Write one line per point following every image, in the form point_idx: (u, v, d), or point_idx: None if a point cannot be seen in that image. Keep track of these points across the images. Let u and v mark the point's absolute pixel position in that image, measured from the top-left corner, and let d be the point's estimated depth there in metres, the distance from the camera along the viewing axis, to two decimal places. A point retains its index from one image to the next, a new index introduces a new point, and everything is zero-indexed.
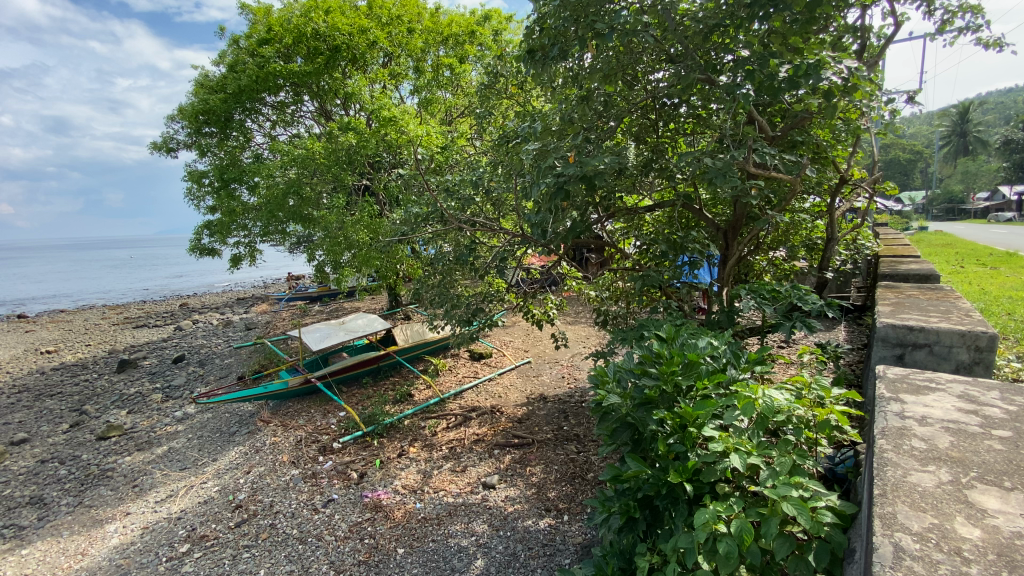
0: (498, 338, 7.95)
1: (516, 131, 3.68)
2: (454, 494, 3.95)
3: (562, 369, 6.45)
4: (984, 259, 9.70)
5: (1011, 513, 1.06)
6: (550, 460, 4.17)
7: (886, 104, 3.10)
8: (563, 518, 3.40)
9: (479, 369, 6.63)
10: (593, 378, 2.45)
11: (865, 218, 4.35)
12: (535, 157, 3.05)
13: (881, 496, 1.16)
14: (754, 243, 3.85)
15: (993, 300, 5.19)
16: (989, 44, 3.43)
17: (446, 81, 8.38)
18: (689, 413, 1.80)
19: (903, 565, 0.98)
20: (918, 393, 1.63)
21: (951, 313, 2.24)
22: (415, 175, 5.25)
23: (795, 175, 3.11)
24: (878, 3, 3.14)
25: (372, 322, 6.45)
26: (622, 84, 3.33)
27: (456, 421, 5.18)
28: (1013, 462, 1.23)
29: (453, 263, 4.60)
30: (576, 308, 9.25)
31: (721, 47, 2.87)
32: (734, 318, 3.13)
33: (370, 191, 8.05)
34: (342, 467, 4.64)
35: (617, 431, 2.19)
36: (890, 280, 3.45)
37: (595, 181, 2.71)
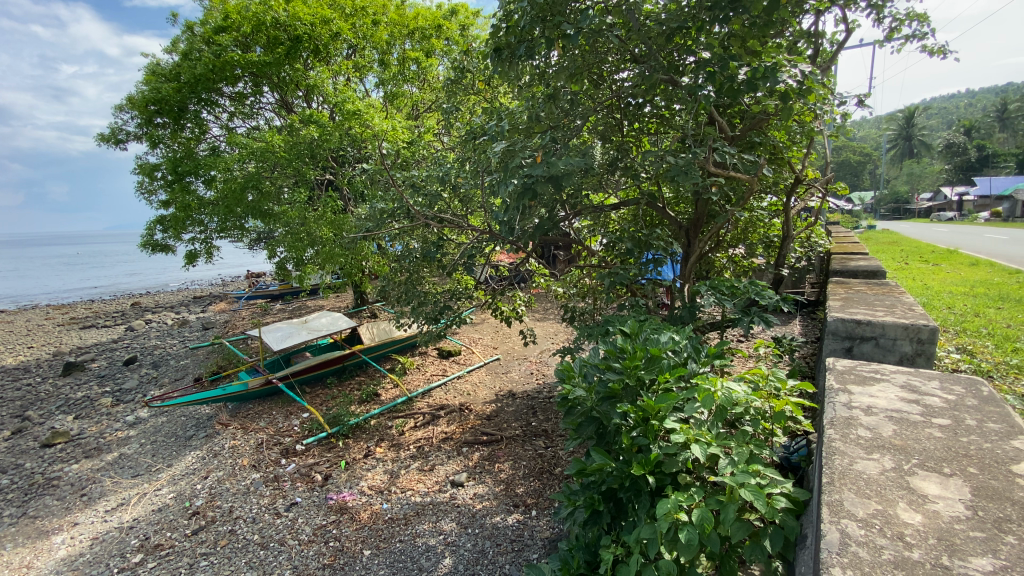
0: (467, 335, 7.92)
1: (482, 128, 3.65)
2: (422, 493, 3.90)
3: (530, 365, 6.47)
4: (926, 256, 10.22)
5: (950, 497, 1.12)
6: (518, 456, 4.18)
7: (838, 107, 3.24)
8: (531, 513, 3.41)
9: (448, 367, 6.58)
10: (559, 373, 2.45)
11: (819, 217, 4.54)
12: (502, 156, 3.02)
13: (829, 484, 1.21)
14: (715, 240, 3.96)
15: (933, 295, 5.49)
16: (933, 51, 3.63)
17: (412, 76, 8.24)
18: (651, 406, 1.83)
19: (849, 551, 1.01)
20: (865, 383, 1.71)
21: (895, 307, 2.36)
22: (380, 170, 5.15)
23: (753, 174, 3.22)
24: (831, 9, 3.27)
25: (336, 321, 6.29)
26: (588, 83, 3.35)
27: (424, 420, 5.12)
28: (951, 449, 1.30)
29: (420, 260, 4.55)
30: (544, 305, 9.30)
31: (683, 48, 2.92)
32: (695, 313, 3.21)
33: (334, 186, 7.86)
34: (306, 469, 4.52)
35: (582, 426, 2.21)
36: (841, 276, 3.61)
37: (562, 181, 2.72)
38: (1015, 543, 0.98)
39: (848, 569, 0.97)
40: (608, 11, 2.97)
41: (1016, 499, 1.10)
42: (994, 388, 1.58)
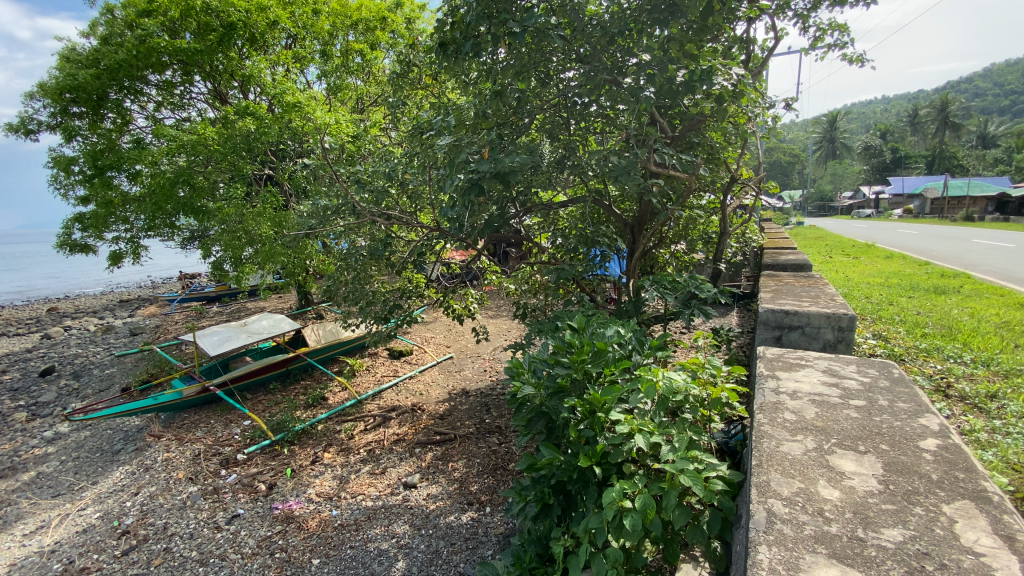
0: (418, 334, 7.80)
1: (429, 123, 3.58)
2: (373, 497, 3.80)
3: (483, 363, 6.44)
4: (848, 251, 10.97)
5: (865, 473, 1.21)
6: (472, 454, 4.16)
7: (768, 111, 3.43)
8: (485, 510, 3.40)
9: (399, 367, 6.45)
10: (509, 369, 2.45)
11: (753, 214, 4.78)
12: (448, 152, 2.98)
13: (758, 466, 1.27)
14: (658, 237, 4.09)
15: (853, 286, 5.93)
16: (852, 60, 3.91)
17: (356, 69, 7.96)
18: (598, 398, 1.86)
19: (775, 529, 1.07)
20: (791, 369, 1.82)
21: (819, 298, 2.52)
22: (323, 164, 4.96)
23: (691, 173, 3.35)
24: (762, 17, 3.45)
25: (278, 323, 6.02)
26: (535, 81, 3.35)
27: (375, 422, 5.00)
28: (865, 428, 1.40)
29: (368, 259, 4.42)
30: (496, 303, 9.29)
31: (626, 50, 2.94)
32: (641, 307, 3.31)
33: (274, 181, 7.51)
34: (248, 479, 4.30)
35: (532, 421, 2.21)
36: (772, 269, 3.83)
37: (509, 178, 2.72)
38: (921, 514, 1.06)
39: (774, 545, 1.02)
40: (552, 11, 2.99)
41: (920, 471, 1.20)
42: (903, 369, 1.73)
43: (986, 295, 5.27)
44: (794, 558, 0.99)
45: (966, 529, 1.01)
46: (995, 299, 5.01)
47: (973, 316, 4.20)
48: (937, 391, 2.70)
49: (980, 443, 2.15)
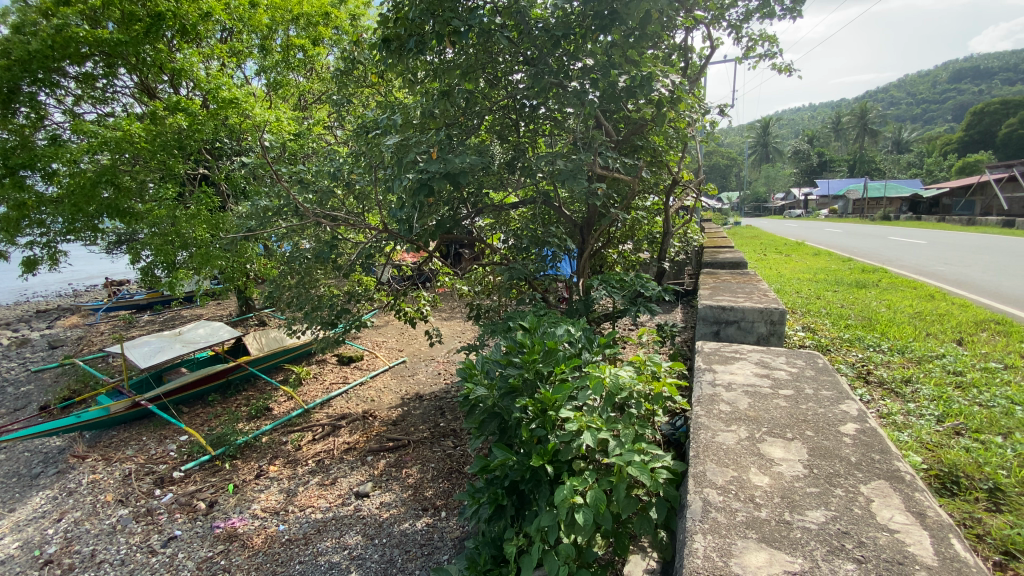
0: (369, 339, 7.61)
1: (375, 122, 3.49)
2: (323, 509, 3.66)
3: (437, 366, 6.36)
4: (783, 249, 11.58)
5: (791, 459, 1.28)
6: (426, 459, 4.08)
7: (705, 117, 3.59)
8: (440, 515, 3.35)
9: (348, 374, 6.26)
10: (461, 371, 2.42)
11: (694, 215, 4.98)
12: (395, 152, 2.92)
13: (695, 457, 1.32)
14: (607, 238, 4.18)
15: (785, 282, 6.30)
16: (781, 70, 4.17)
17: (297, 64, 7.64)
18: (548, 397, 1.87)
19: (709, 517, 1.10)
20: (727, 362, 1.91)
21: (753, 293, 2.66)
22: (263, 163, 4.74)
23: (634, 176, 3.45)
24: (699, 26, 3.60)
25: (216, 331, 5.71)
26: (483, 82, 3.32)
27: (324, 431, 4.83)
28: (792, 416, 1.48)
29: (313, 262, 4.26)
30: (449, 305, 9.20)
31: (570, 54, 2.97)
32: (591, 306, 3.37)
33: (210, 181, 7.10)
34: (186, 498, 4.04)
35: (484, 423, 2.19)
36: (713, 267, 4.00)
37: (458, 178, 2.68)
38: (842, 495, 1.13)
39: (709, 533, 1.06)
40: (498, 12, 2.98)
41: (841, 455, 1.28)
42: (827, 359, 1.84)
43: (901, 288, 5.74)
44: (727, 544, 1.03)
45: (882, 507, 1.08)
46: (909, 291, 5.47)
47: (889, 307, 4.55)
48: (859, 378, 2.91)
49: (896, 424, 2.34)
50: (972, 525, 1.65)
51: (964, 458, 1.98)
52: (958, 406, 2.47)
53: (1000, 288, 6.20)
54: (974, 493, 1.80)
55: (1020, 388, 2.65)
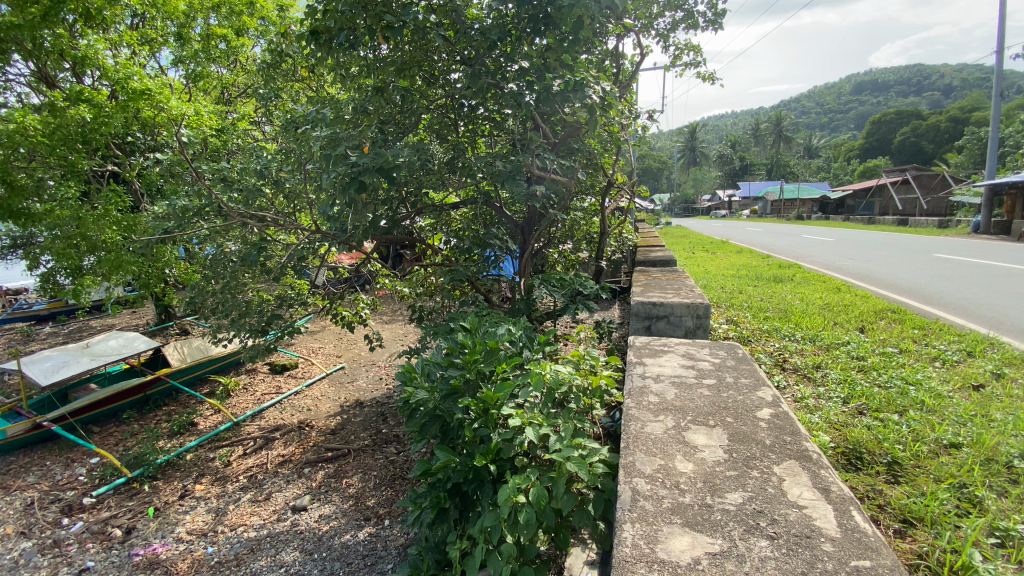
0: (305, 346, 7.27)
1: (305, 118, 3.33)
2: (256, 527, 3.45)
3: (378, 371, 6.18)
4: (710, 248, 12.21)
5: (712, 445, 1.34)
6: (368, 467, 3.95)
7: (635, 121, 3.74)
8: (383, 523, 3.25)
9: (282, 383, 5.95)
10: (401, 375, 2.35)
11: (629, 215, 5.16)
12: (324, 147, 2.80)
13: (626, 448, 1.35)
14: (547, 238, 4.24)
15: (712, 278, 6.66)
16: (704, 78, 4.41)
17: (218, 55, 7.11)
18: (490, 396, 1.86)
19: (638, 506, 1.13)
20: (656, 355, 1.99)
21: (682, 289, 2.79)
22: (180, 159, 4.40)
23: (570, 177, 3.52)
24: (629, 34, 3.74)
25: (131, 342, 5.24)
26: (419, 80, 3.26)
27: (256, 445, 4.56)
28: (714, 404, 1.56)
29: (240, 265, 4.00)
30: (389, 307, 8.97)
31: (507, 55, 2.98)
32: (532, 304, 3.40)
33: (121, 178, 6.51)
34: (99, 525, 3.67)
35: (426, 426, 2.15)
36: (647, 265, 4.17)
37: (393, 175, 2.61)
38: (757, 476, 1.20)
39: (637, 522, 1.08)
40: (434, 10, 2.94)
41: (757, 438, 1.36)
42: (746, 349, 1.96)
43: (813, 282, 6.22)
44: (653, 531, 1.06)
45: (792, 485, 1.16)
46: (819, 285, 5.95)
47: (803, 300, 4.93)
48: (776, 365, 3.13)
49: (809, 407, 2.53)
50: (874, 496, 1.81)
51: (866, 435, 2.18)
52: (861, 387, 2.71)
53: (897, 280, 6.84)
54: (875, 467, 1.98)
55: (911, 369, 2.96)
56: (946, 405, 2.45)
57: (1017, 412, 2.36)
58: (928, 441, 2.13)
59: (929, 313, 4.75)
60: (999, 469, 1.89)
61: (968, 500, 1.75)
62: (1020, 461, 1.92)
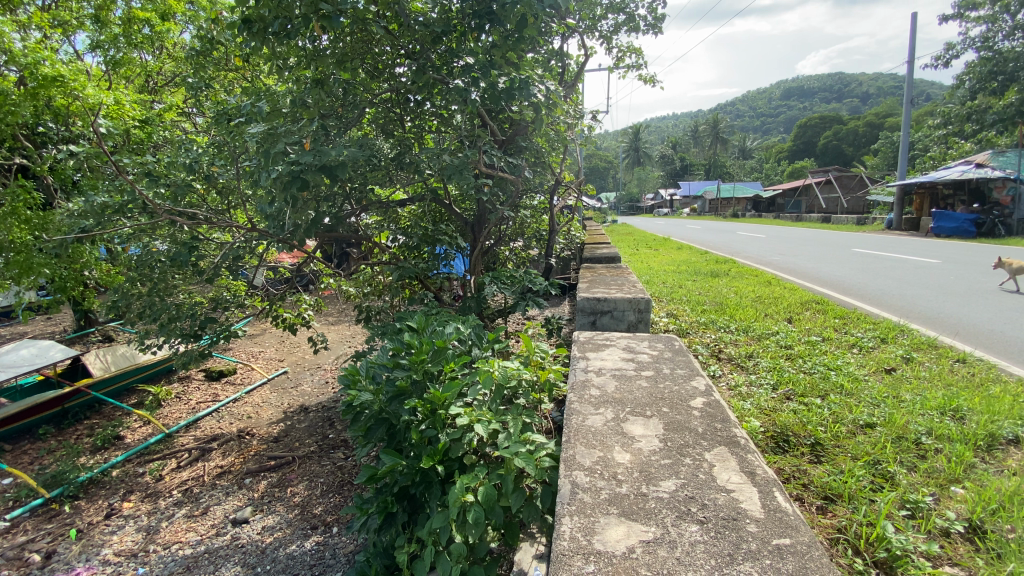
0: (244, 350, 6.92)
1: (238, 109, 3.15)
2: (193, 543, 3.24)
3: (323, 375, 5.96)
4: (652, 245, 12.60)
5: (649, 435, 1.38)
6: (314, 474, 3.81)
7: (580, 121, 3.81)
8: (331, 531, 3.14)
9: (220, 390, 5.63)
10: (343, 378, 2.26)
11: (576, 213, 5.24)
12: (261, 142, 2.63)
13: (566, 442, 1.37)
14: (496, 236, 4.24)
15: (654, 274, 6.87)
16: (646, 80, 4.55)
17: (141, 41, 6.52)
18: (437, 396, 1.82)
19: (577, 499, 1.14)
20: (599, 350, 2.02)
21: (625, 285, 2.86)
22: (99, 152, 4.05)
23: (519, 174, 3.53)
24: (573, 34, 3.80)
25: (46, 350, 4.76)
26: (362, 73, 3.15)
27: (191, 457, 4.29)
28: (651, 395, 1.61)
29: (170, 266, 3.74)
30: (334, 308, 8.70)
31: (452, 51, 2.96)
32: (482, 302, 3.37)
33: (31, 172, 5.92)
34: (10, 552, 3.32)
35: (371, 430, 2.08)
36: (594, 262, 4.25)
37: (336, 172, 2.52)
38: (690, 463, 1.24)
39: (575, 515, 1.09)
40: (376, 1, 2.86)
41: (690, 427, 1.41)
42: (682, 341, 2.04)
43: (747, 276, 6.56)
44: (591, 523, 1.07)
45: (721, 471, 1.21)
46: (752, 279, 6.27)
47: (737, 293, 5.19)
48: (712, 356, 3.28)
49: (742, 395, 2.65)
50: (799, 476, 1.92)
51: (792, 418, 2.32)
52: (788, 374, 2.89)
53: (821, 274, 7.33)
54: (800, 449, 2.10)
55: (832, 356, 3.18)
56: (862, 388, 2.64)
57: (922, 392, 2.59)
58: (847, 422, 2.29)
59: (848, 303, 5.11)
60: (908, 446, 2.07)
61: (881, 475, 1.90)
62: (926, 438, 2.11)
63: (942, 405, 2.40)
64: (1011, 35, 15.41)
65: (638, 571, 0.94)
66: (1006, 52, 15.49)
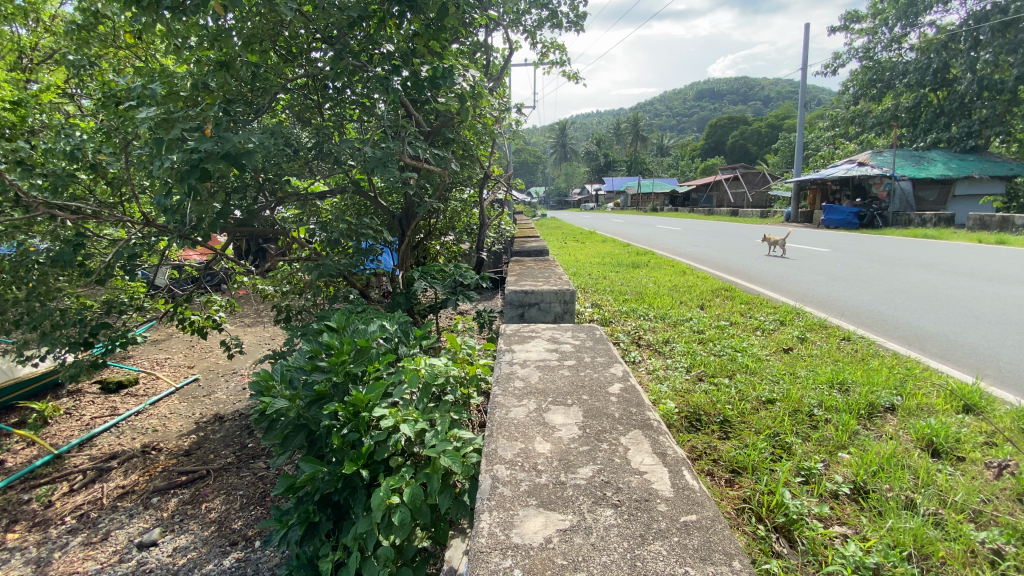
0: (148, 357, 6.31)
1: (128, 90, 2.83)
2: (91, 573, 2.90)
3: (240, 381, 5.58)
4: (573, 241, 11.93)
5: (569, 423, 1.41)
6: (232, 487, 3.55)
7: (506, 114, 3.81)
8: (253, 545, 2.94)
9: (121, 402, 5.10)
10: (257, 384, 2.11)
11: (506, 207, 5.26)
12: (154, 128, 2.37)
13: (488, 436, 1.36)
14: (424, 231, 4.16)
15: (580, 266, 7.09)
16: (570, 76, 4.64)
17: (11, 12, 5.61)
18: (360, 398, 1.74)
19: (497, 493, 1.14)
20: (524, 341, 2.04)
21: (551, 277, 2.91)
22: None
23: (445, 168, 3.47)
24: (498, 26, 3.79)
25: None
26: (273, 56, 2.97)
27: (86, 478, 3.84)
28: (572, 383, 1.64)
29: (51, 265, 3.30)
30: (252, 309, 8.16)
31: (372, 37, 2.83)
32: (412, 298, 3.29)
33: None
34: None
35: (289, 437, 1.95)
36: (524, 255, 4.30)
37: (243, 161, 2.33)
38: (606, 448, 1.28)
39: (494, 510, 1.08)
40: None
41: (607, 412, 1.46)
42: (603, 330, 2.10)
43: (664, 266, 6.93)
44: (510, 517, 1.06)
45: (635, 454, 1.25)
46: (669, 269, 6.63)
47: (656, 282, 5.47)
48: (633, 342, 3.43)
49: (659, 377, 2.80)
50: (710, 452, 2.04)
51: (704, 398, 2.47)
52: (700, 357, 3.08)
53: (729, 263, 7.89)
54: (711, 426, 2.24)
55: (739, 338, 3.43)
56: (764, 366, 2.88)
57: (815, 368, 2.87)
58: (751, 399, 2.48)
59: (753, 290, 5.53)
60: (803, 418, 2.27)
61: (780, 446, 2.07)
62: (817, 410, 2.33)
63: (830, 378, 2.67)
64: (888, 47, 17.32)
65: (555, 560, 0.95)
66: (883, 62, 17.38)
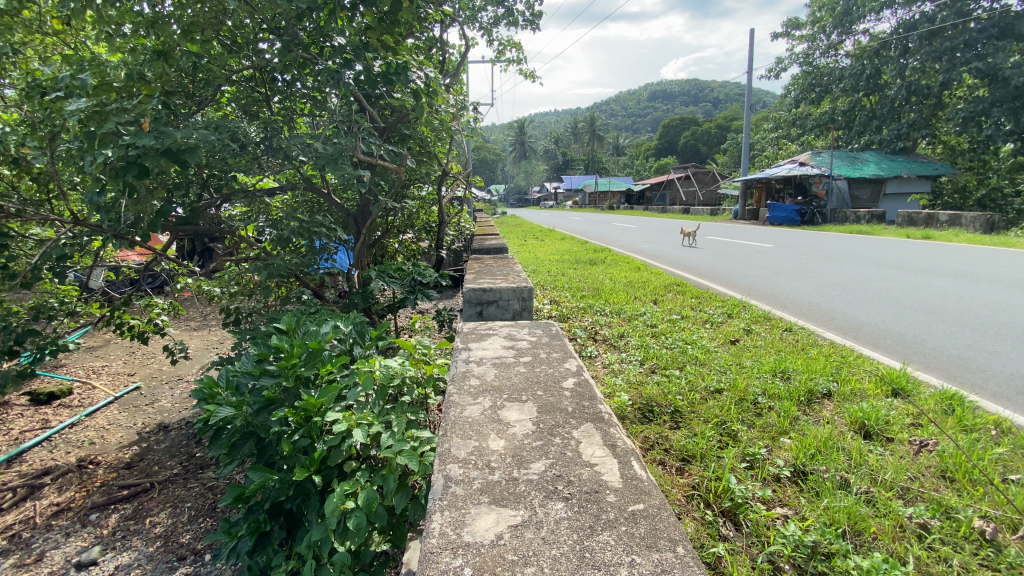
0: (83, 366, 5.90)
1: (54, 78, 2.62)
2: None
3: (186, 388, 5.30)
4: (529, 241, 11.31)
5: (523, 419, 1.41)
6: (180, 499, 3.38)
7: (463, 111, 3.79)
8: (202, 560, 2.81)
9: (53, 413, 4.75)
10: (200, 392, 2.00)
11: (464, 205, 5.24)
12: (85, 120, 2.22)
13: (442, 436, 1.34)
14: (381, 229, 4.08)
15: (539, 263, 7.14)
16: (527, 75, 4.66)
17: None
18: (311, 402, 1.68)
19: (449, 493, 1.13)
20: (480, 339, 2.04)
21: (509, 275, 2.91)
22: None
23: (401, 164, 3.42)
24: (453, 23, 3.76)
25: None
26: (217, 46, 2.83)
27: (13, 497, 3.54)
28: (528, 379, 1.65)
29: None
30: (198, 312, 7.76)
31: (323, 30, 2.75)
32: (368, 298, 3.21)
33: None
34: None
35: (237, 446, 1.87)
36: (483, 253, 4.30)
37: (184, 157, 2.22)
38: (559, 442, 1.30)
39: (446, 510, 1.07)
40: None
41: (561, 407, 1.47)
42: (559, 326, 2.12)
43: (620, 263, 7.08)
44: (462, 515, 1.06)
45: (587, 446, 1.28)
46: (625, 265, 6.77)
47: (611, 279, 5.57)
48: (590, 337, 3.49)
49: (614, 371, 2.86)
50: (661, 442, 2.10)
51: (657, 390, 2.54)
52: (653, 350, 3.16)
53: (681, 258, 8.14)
54: (662, 417, 2.30)
55: (689, 331, 3.55)
56: (712, 357, 2.99)
57: (759, 358, 3.00)
58: (700, 389, 2.56)
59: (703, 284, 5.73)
60: (748, 406, 2.37)
61: (727, 434, 2.15)
62: (761, 398, 2.44)
63: (774, 367, 2.80)
64: (826, 54, 18.35)
65: (506, 556, 0.95)
66: (822, 67, 18.39)
